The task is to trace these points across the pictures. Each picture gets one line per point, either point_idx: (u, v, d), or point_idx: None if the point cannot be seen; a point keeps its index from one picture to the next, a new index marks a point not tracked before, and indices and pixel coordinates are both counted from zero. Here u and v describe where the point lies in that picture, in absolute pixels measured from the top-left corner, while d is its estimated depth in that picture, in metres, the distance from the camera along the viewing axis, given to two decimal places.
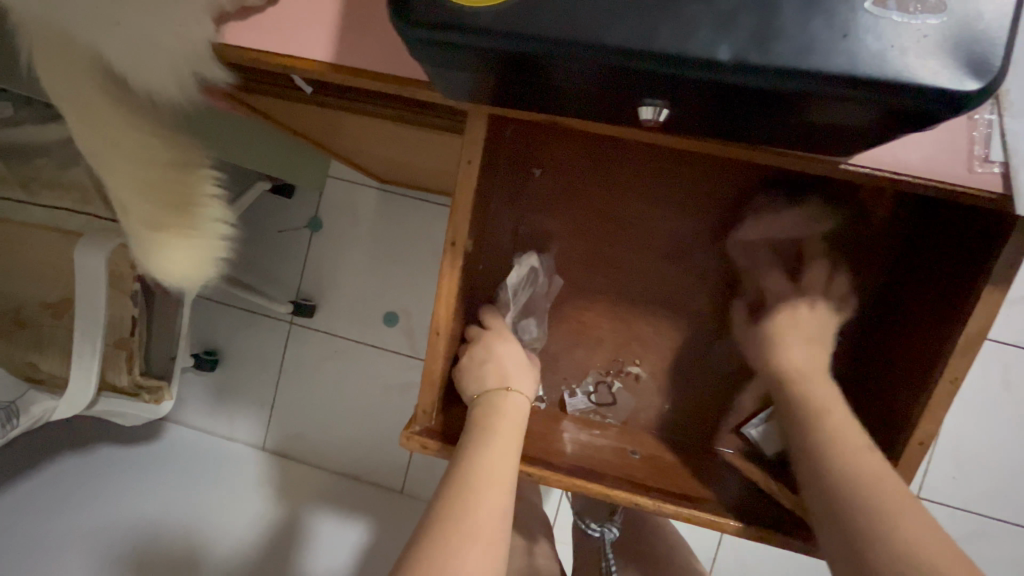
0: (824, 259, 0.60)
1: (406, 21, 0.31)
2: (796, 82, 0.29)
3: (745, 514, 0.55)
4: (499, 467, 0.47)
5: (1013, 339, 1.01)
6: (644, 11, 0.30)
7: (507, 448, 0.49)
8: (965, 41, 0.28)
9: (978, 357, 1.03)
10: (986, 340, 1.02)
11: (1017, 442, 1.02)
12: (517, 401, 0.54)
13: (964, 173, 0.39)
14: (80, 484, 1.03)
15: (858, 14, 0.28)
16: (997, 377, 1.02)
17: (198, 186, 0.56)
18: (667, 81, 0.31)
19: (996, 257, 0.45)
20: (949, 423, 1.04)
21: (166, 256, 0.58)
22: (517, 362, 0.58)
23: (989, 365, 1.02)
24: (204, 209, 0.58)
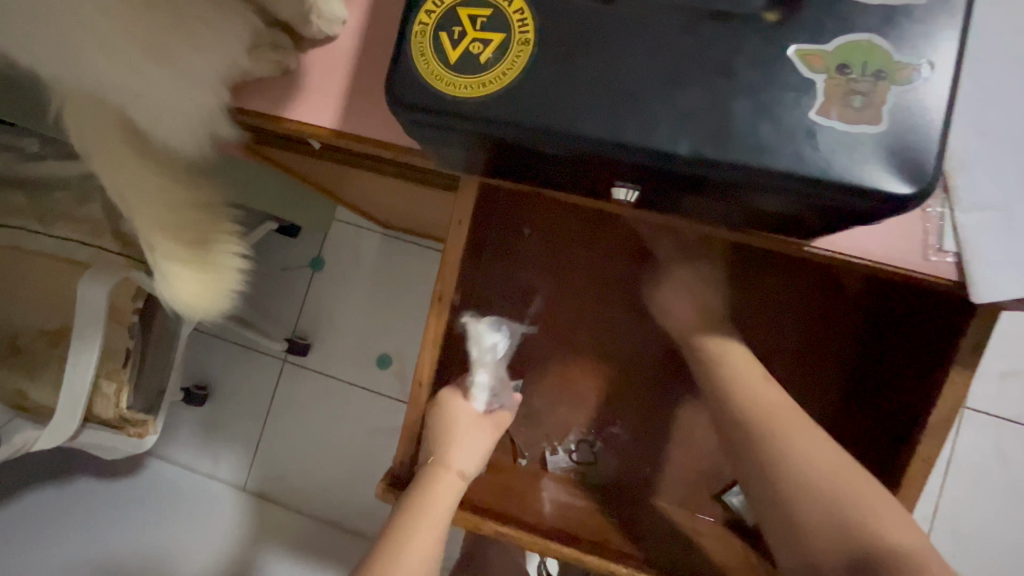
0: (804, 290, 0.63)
1: (399, 106, 0.34)
2: (747, 176, 0.32)
3: None
4: (443, 503, 0.51)
5: (1008, 413, 1.01)
6: (612, 105, 0.33)
7: (445, 497, 0.52)
8: (899, 148, 0.31)
9: (976, 430, 1.01)
10: (982, 412, 1.01)
11: (1017, 521, 0.99)
12: (474, 435, 0.57)
13: (921, 260, 0.41)
14: (68, 511, 1.05)
15: (804, 120, 0.31)
16: (992, 450, 1.01)
17: (219, 225, 0.61)
18: (635, 167, 0.34)
19: (961, 341, 0.46)
20: (946, 497, 1.02)
21: (181, 292, 0.59)
22: (471, 462, 0.55)
23: (986, 438, 1.01)
24: (225, 245, 0.62)
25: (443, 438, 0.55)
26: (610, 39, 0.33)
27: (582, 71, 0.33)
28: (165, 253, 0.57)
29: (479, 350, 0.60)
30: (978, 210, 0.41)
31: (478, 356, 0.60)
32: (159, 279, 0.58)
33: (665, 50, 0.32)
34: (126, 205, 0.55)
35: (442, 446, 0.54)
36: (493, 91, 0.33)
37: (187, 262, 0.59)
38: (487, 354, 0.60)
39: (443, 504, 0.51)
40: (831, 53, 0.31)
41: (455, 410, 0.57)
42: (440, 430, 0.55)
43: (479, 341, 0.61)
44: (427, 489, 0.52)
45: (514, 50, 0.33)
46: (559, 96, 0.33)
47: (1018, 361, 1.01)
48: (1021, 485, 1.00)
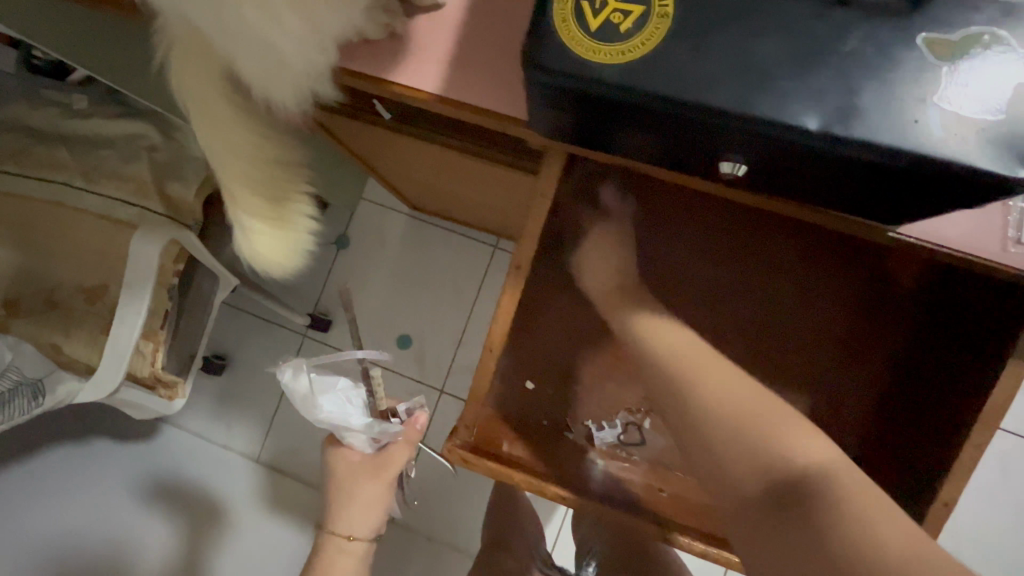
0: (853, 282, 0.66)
1: (538, 69, 0.36)
2: (871, 153, 0.34)
3: None
4: (375, 509, 0.68)
5: (1015, 428, 1.04)
6: (745, 80, 0.35)
7: (369, 491, 0.68)
8: (1017, 135, 0.33)
9: (985, 443, 1.04)
10: (991, 426, 1.04)
11: (1016, 533, 1.03)
12: (388, 455, 0.67)
13: (995, 252, 0.44)
14: (101, 476, 1.09)
15: (929, 104, 0.33)
16: (997, 464, 1.04)
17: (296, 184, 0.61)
18: (757, 139, 0.36)
19: (1022, 333, 0.49)
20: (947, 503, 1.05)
21: (261, 249, 0.60)
22: (366, 501, 0.68)
23: (992, 451, 1.04)
24: (300, 204, 0.61)
25: (378, 469, 0.67)
26: (746, 18, 0.35)
27: (718, 47, 0.35)
28: (248, 209, 0.57)
29: (320, 406, 0.62)
30: None
31: (324, 415, 0.62)
32: (240, 234, 0.59)
33: (799, 31, 0.35)
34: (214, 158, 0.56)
35: (342, 484, 0.68)
36: (631, 61, 0.35)
37: (265, 220, 0.59)
38: (333, 412, 0.63)
39: (365, 509, 0.68)
40: (956, 44, 0.34)
41: (339, 461, 0.68)
42: (334, 478, 0.69)
43: (316, 393, 0.62)
44: (358, 501, 0.67)
45: (654, 22, 0.35)
46: (693, 68, 0.35)
47: None
48: (1020, 497, 1.03)
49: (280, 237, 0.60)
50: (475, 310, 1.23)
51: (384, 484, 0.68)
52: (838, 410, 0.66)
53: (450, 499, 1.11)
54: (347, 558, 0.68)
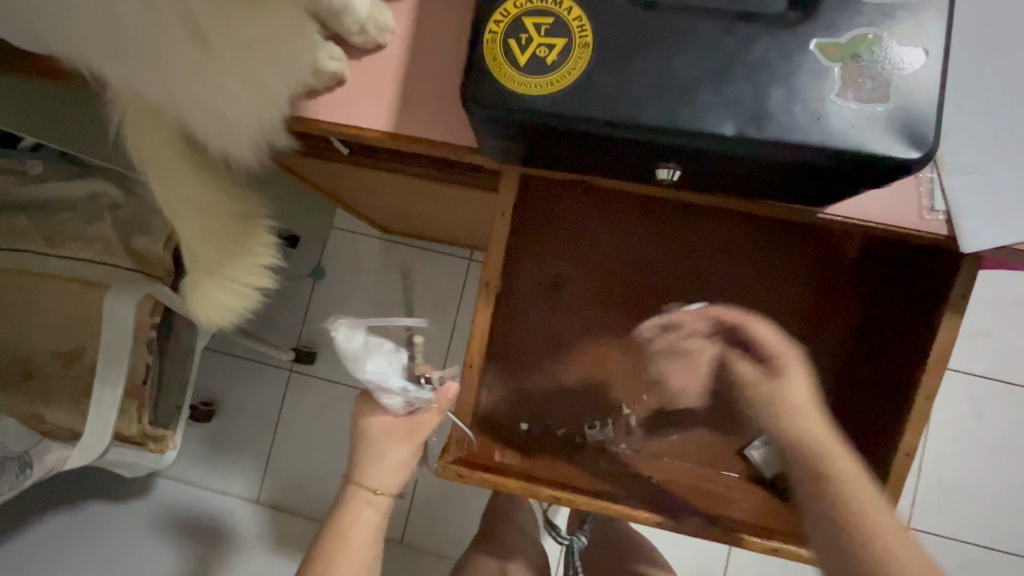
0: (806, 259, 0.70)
1: (478, 105, 0.39)
2: (787, 151, 0.38)
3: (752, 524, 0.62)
4: (401, 470, 0.63)
5: (977, 370, 1.10)
6: (667, 97, 0.38)
7: (400, 451, 0.62)
8: (907, 121, 0.37)
9: (951, 388, 1.11)
10: (956, 371, 1.11)
11: (989, 467, 1.10)
12: (420, 416, 0.62)
13: (915, 221, 0.48)
14: (107, 531, 1.06)
15: (828, 102, 0.37)
16: (965, 406, 1.10)
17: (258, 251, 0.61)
18: (686, 148, 0.40)
19: (952, 289, 0.54)
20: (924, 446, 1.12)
21: (214, 301, 0.61)
22: (395, 464, 0.62)
23: (958, 394, 1.11)
24: (260, 264, 0.62)
25: (410, 429, 0.62)
26: (661, 42, 0.38)
27: (638, 68, 0.38)
28: (205, 264, 0.59)
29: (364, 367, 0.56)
30: (961, 173, 0.47)
31: (369, 375, 0.57)
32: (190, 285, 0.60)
33: (706, 48, 0.38)
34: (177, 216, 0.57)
35: (367, 445, 0.63)
36: (561, 90, 0.38)
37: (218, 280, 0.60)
38: (378, 372, 0.57)
39: (392, 471, 0.62)
40: (845, 45, 0.37)
41: (372, 421, 0.62)
42: (362, 440, 0.63)
43: (363, 352, 0.57)
44: (385, 464, 0.62)
45: (577, 53, 0.38)
46: (619, 91, 0.38)
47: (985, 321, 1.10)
48: (988, 432, 1.10)
49: (234, 295, 0.61)
50: (458, 322, 1.25)
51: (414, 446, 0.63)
52: None
53: (455, 513, 1.12)
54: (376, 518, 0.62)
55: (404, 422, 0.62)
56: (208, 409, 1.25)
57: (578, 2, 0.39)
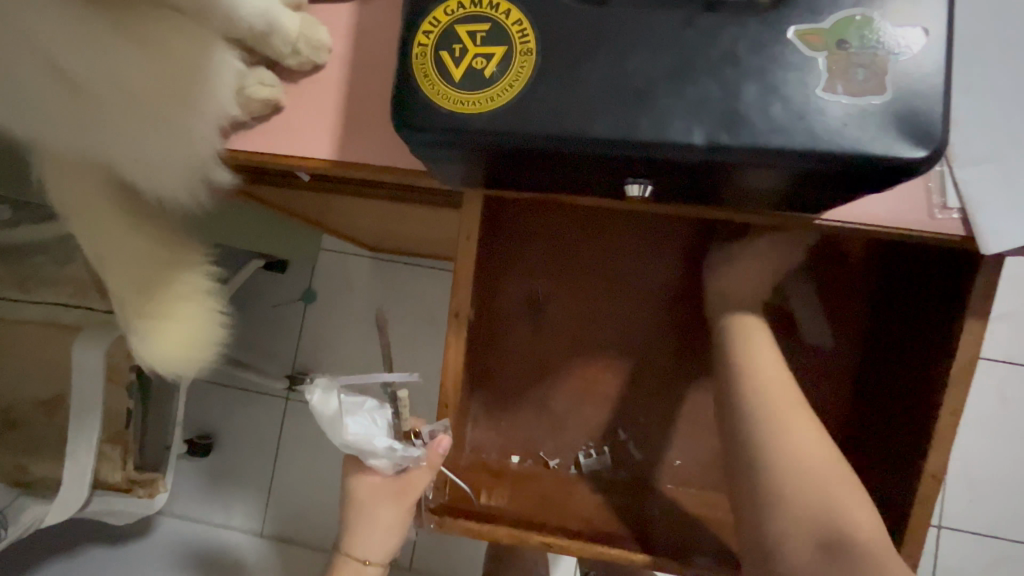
0: (805, 265, 0.65)
1: (413, 131, 0.34)
2: (767, 158, 0.32)
3: None
4: (396, 532, 0.56)
5: (1007, 356, 1.03)
6: (624, 105, 0.33)
7: (390, 514, 0.55)
8: (909, 114, 0.31)
9: (981, 378, 1.04)
10: (986, 360, 1.04)
11: None
12: (410, 477, 0.54)
13: (926, 219, 0.42)
14: None
15: (812, 98, 0.32)
16: (998, 395, 1.03)
17: (200, 276, 0.59)
18: (652, 162, 0.34)
19: (971, 291, 0.48)
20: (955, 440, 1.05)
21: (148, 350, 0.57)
22: (386, 529, 0.55)
23: (990, 383, 1.04)
24: (195, 305, 0.58)
25: (398, 492, 0.54)
26: (613, 42, 0.33)
27: (589, 74, 0.33)
28: (134, 312, 0.56)
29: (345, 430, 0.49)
30: (973, 165, 0.42)
31: (349, 437, 0.49)
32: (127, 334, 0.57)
33: (665, 45, 0.33)
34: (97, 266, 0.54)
35: (356, 509, 0.56)
36: (502, 104, 0.33)
37: (161, 319, 0.56)
38: (357, 433, 0.49)
39: (384, 534, 0.55)
40: (829, 30, 0.32)
41: (361, 484, 0.55)
42: (350, 500, 0.56)
43: (343, 413, 0.49)
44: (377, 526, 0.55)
45: (518, 61, 0.33)
46: (569, 104, 0.33)
47: (1012, 303, 1.03)
48: None
49: (168, 341, 0.57)
50: None
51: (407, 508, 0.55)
52: (808, 393, 0.66)
53: None
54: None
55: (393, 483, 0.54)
56: (206, 441, 1.22)
57: (515, 4, 0.34)
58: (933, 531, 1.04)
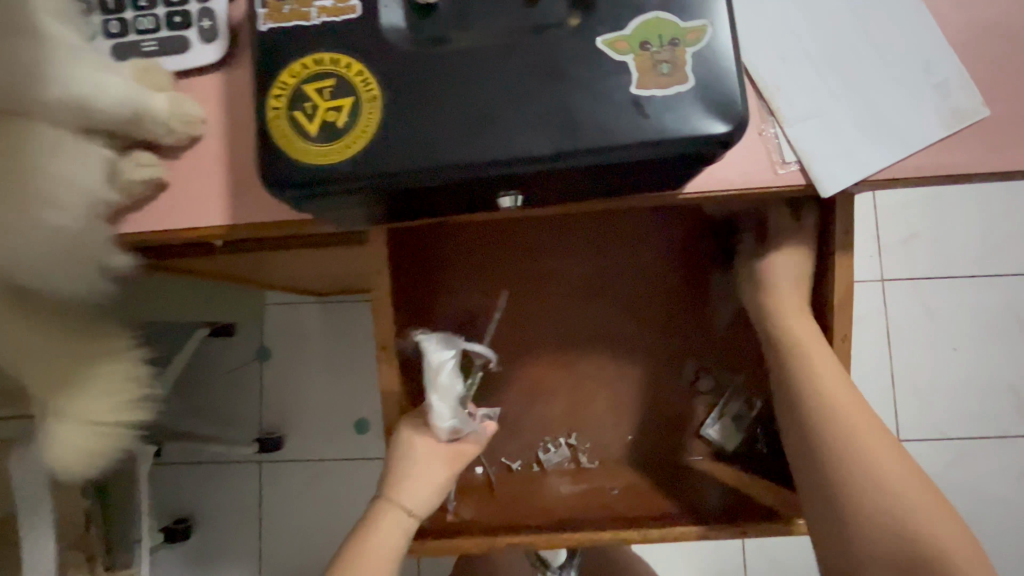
0: (704, 233, 0.70)
1: (287, 190, 0.37)
2: (603, 156, 0.36)
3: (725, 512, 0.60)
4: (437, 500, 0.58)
5: (917, 273, 1.17)
6: (471, 132, 0.36)
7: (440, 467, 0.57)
8: (712, 97, 0.36)
9: (902, 297, 1.17)
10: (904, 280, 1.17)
11: (958, 360, 1.16)
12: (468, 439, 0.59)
13: (772, 176, 0.47)
14: None
15: (629, 96, 0.36)
16: (922, 308, 1.17)
17: (125, 366, 0.62)
18: (509, 177, 0.38)
19: (834, 230, 0.55)
20: (893, 358, 1.17)
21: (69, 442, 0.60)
22: (430, 484, 0.57)
23: (912, 299, 1.17)
24: (126, 396, 0.63)
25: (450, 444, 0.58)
26: (450, 80, 0.37)
27: (434, 110, 0.37)
28: (59, 411, 0.59)
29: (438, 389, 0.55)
30: (801, 121, 0.47)
31: (438, 394, 0.55)
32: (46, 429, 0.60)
33: (494, 74, 0.37)
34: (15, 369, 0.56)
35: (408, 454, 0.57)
36: (360, 151, 0.36)
37: (92, 410, 0.60)
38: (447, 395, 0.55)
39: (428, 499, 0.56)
40: (631, 35, 0.36)
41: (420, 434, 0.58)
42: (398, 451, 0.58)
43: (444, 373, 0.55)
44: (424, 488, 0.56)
45: (366, 109, 0.36)
46: (423, 140, 0.36)
47: (912, 226, 1.18)
48: (948, 328, 1.16)
49: (93, 431, 0.61)
50: None
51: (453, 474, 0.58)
52: (732, 349, 0.71)
53: None
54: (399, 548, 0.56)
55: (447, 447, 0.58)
56: (185, 524, 1.19)
57: (356, 57, 0.37)
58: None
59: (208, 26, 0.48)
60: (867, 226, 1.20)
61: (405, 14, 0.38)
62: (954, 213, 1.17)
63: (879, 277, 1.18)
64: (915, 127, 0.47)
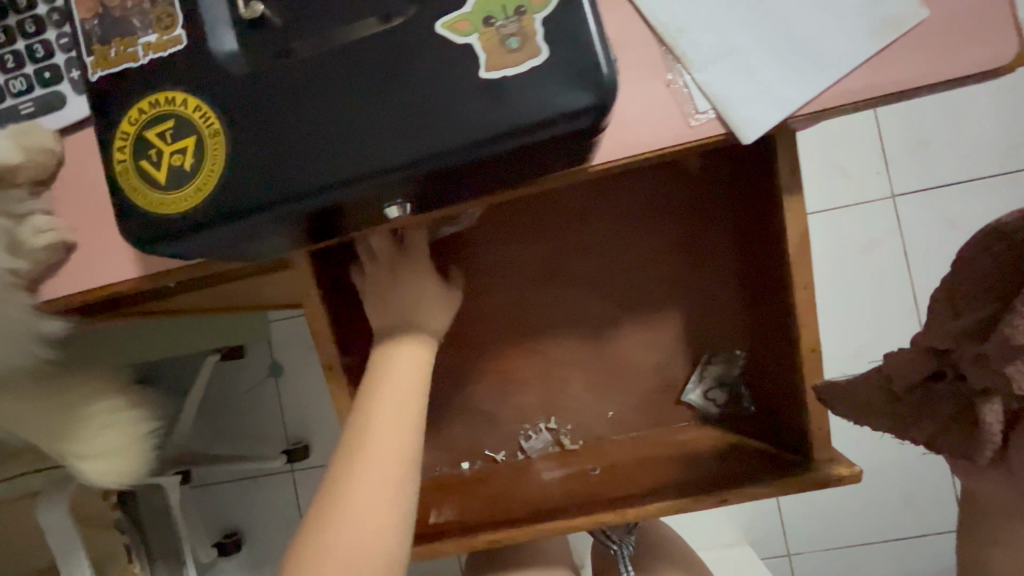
0: (657, 194, 0.66)
1: (153, 243, 0.36)
2: (463, 154, 0.33)
3: (713, 482, 0.57)
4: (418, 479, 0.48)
5: (926, 184, 1.14)
6: (321, 153, 0.34)
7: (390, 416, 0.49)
8: (570, 64, 0.32)
9: (914, 210, 1.14)
10: (911, 194, 1.14)
11: None
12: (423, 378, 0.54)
13: (685, 131, 0.43)
14: None
15: (478, 81, 0.33)
16: (940, 219, 1.14)
17: (110, 401, 0.68)
18: (375, 195, 0.35)
19: (780, 170, 0.50)
20: (914, 276, 1.15)
21: (96, 471, 0.67)
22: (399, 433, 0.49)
23: (926, 211, 1.14)
24: (128, 420, 0.69)
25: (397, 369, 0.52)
26: (289, 100, 0.34)
27: (279, 134, 0.34)
28: (75, 450, 0.66)
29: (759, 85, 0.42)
30: (710, 63, 0.42)
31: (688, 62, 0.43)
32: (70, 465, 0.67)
33: (334, 84, 0.34)
34: (22, 434, 0.63)
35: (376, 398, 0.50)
36: (209, 191, 0.34)
37: (102, 437, 0.67)
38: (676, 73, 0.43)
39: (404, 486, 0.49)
40: (472, 13, 0.33)
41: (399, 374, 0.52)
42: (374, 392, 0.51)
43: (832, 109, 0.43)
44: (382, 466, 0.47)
45: (209, 146, 0.34)
46: (275, 170, 0.34)
47: (914, 137, 1.14)
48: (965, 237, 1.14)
49: (110, 455, 0.68)
50: None
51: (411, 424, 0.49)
52: (705, 311, 0.67)
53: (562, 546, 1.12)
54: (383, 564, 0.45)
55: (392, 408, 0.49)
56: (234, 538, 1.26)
57: (190, 91, 0.35)
58: None
59: (76, 76, 0.47)
60: (868, 142, 1.16)
61: (232, 31, 0.35)
62: (967, 111, 1.13)
63: (889, 192, 1.15)
64: (840, 49, 0.42)
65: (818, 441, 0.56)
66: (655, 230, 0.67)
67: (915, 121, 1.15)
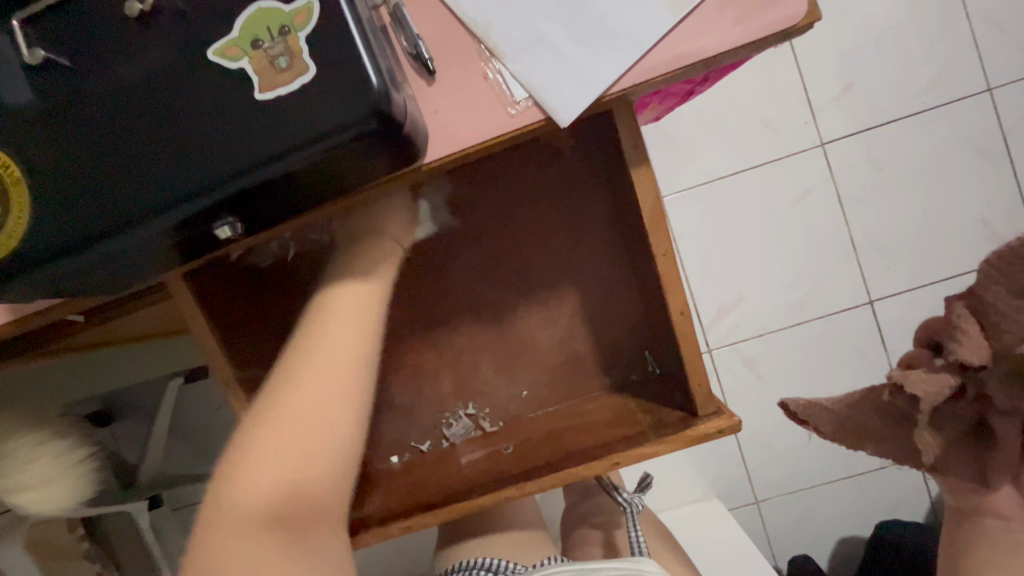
0: (539, 172, 0.67)
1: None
2: (258, 168, 0.36)
3: (609, 448, 0.60)
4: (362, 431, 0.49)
5: (853, 127, 1.15)
6: (133, 183, 0.37)
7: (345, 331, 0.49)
8: (340, 78, 0.35)
9: (842, 155, 1.16)
10: (837, 139, 1.16)
11: (908, 205, 1.16)
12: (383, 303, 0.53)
13: (506, 120, 0.44)
14: None
15: (257, 103, 0.36)
16: (865, 161, 1.16)
17: (31, 437, 0.78)
18: (192, 218, 0.38)
19: (625, 144, 0.52)
20: (848, 220, 1.17)
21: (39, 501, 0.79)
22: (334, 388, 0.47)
23: (854, 155, 1.16)
24: (61, 451, 0.81)
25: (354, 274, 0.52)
26: (99, 139, 0.37)
27: (94, 170, 0.37)
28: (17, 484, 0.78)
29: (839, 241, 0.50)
30: (519, 51, 0.44)
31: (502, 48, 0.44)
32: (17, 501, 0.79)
33: (129, 122, 0.37)
34: None
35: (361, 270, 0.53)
36: (41, 231, 0.38)
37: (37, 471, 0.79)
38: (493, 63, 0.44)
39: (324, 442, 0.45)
40: (240, 38, 0.36)
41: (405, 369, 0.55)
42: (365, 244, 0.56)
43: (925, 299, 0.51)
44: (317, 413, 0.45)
45: (14, 195, 0.38)
46: (94, 205, 0.37)
47: (839, 80, 1.15)
48: (891, 177, 1.16)
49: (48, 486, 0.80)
50: None
51: (338, 396, 0.47)
52: (598, 283, 0.70)
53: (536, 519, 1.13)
54: (320, 528, 0.46)
55: (358, 312, 0.50)
56: None
57: None
58: (867, 306, 1.18)
59: None
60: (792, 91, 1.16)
61: (23, 78, 0.38)
62: (890, 49, 1.14)
63: (817, 140, 1.16)
64: (641, 25, 0.43)
65: (701, 397, 0.59)
66: (541, 210, 0.68)
67: (840, 64, 1.15)
